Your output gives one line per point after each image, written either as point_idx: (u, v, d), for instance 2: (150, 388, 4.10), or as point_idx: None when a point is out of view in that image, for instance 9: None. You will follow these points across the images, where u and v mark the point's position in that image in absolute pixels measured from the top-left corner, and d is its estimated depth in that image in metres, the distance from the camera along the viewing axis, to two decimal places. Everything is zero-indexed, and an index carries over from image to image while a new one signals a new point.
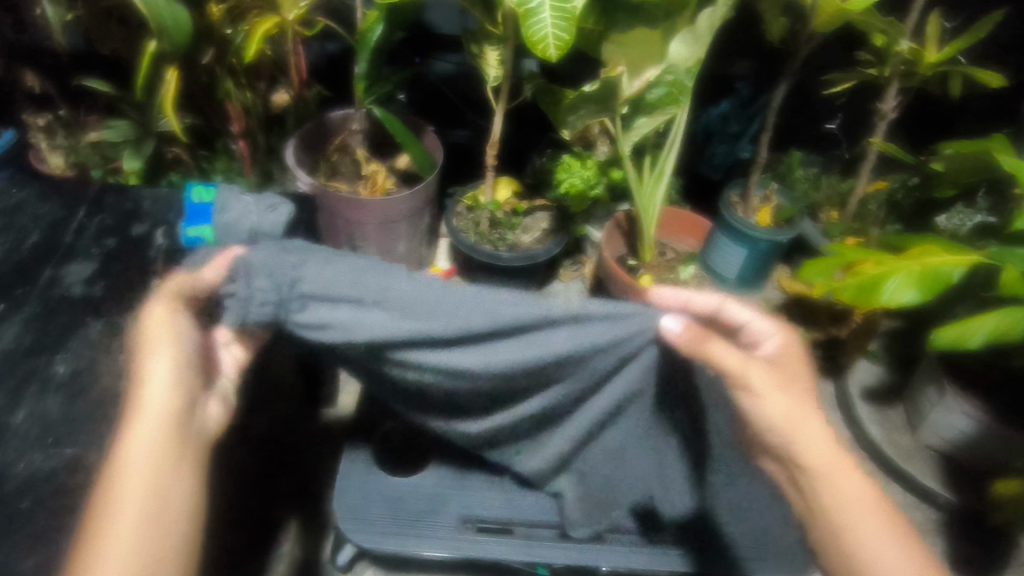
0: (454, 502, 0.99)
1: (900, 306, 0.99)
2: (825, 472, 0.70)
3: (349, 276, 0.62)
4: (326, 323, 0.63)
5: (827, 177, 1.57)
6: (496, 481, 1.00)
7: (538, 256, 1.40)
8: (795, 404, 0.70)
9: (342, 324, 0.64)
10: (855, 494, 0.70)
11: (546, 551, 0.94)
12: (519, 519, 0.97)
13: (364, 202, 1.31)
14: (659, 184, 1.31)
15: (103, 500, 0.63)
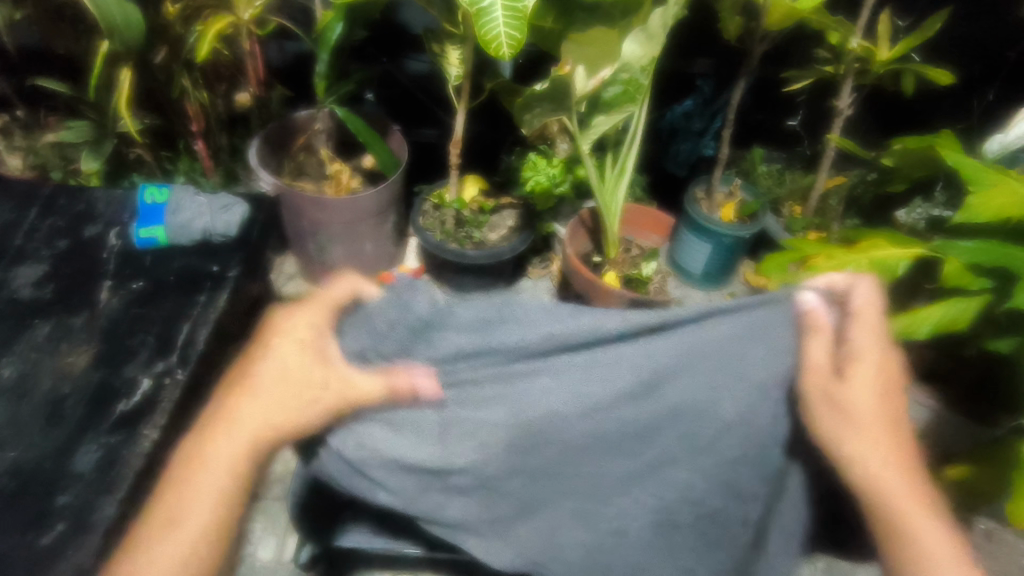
0: None
1: (850, 299, 1.01)
2: (911, 508, 0.64)
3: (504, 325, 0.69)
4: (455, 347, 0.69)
5: (790, 172, 1.60)
6: None
7: (503, 253, 1.41)
8: (859, 424, 0.64)
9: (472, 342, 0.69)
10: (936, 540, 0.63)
11: None
12: None
13: (327, 201, 1.31)
14: (621, 181, 1.33)
15: (175, 494, 0.62)
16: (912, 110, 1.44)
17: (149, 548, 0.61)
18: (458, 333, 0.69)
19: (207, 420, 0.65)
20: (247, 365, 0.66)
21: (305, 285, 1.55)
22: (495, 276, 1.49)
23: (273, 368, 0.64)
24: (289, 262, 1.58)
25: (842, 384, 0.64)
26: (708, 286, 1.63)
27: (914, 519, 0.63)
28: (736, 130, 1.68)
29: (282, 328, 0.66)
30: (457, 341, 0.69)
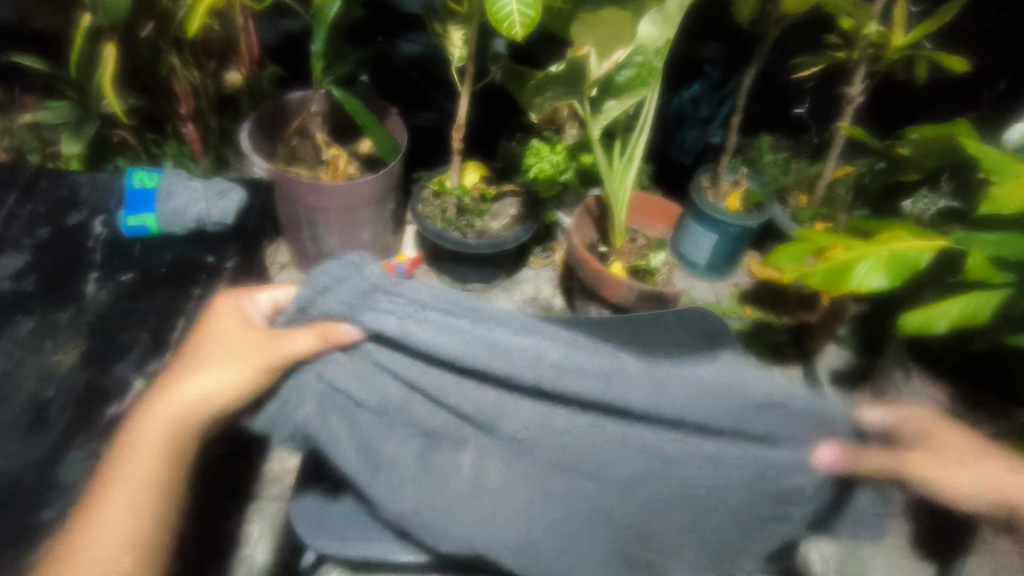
0: None
1: (869, 291, 0.99)
2: (944, 472, 0.62)
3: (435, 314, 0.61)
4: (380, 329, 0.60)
5: (796, 161, 1.57)
6: None
7: (506, 243, 1.36)
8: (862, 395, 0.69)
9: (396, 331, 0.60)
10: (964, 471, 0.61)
11: None
12: None
13: (324, 187, 1.25)
14: (629, 169, 1.29)
15: (104, 487, 0.61)
16: (926, 100, 1.42)
17: (83, 529, 0.59)
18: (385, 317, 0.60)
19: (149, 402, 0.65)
20: (194, 347, 0.68)
21: (300, 275, 1.49)
22: (497, 265, 1.44)
23: (218, 347, 0.66)
24: (282, 251, 1.53)
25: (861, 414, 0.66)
26: (714, 276, 1.62)
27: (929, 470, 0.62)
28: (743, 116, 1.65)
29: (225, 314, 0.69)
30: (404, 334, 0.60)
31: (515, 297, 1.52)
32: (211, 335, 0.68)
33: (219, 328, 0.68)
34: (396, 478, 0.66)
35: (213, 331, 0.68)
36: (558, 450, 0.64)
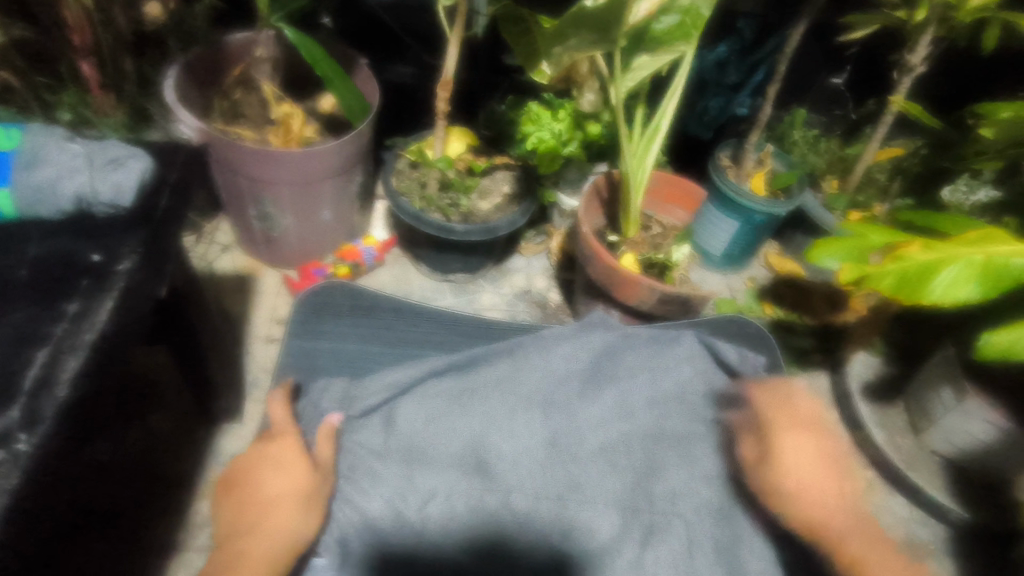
0: None
1: (956, 303, 0.81)
2: (809, 476, 0.70)
3: (370, 320, 0.88)
4: (325, 337, 0.86)
5: (826, 140, 1.38)
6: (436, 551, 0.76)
7: (498, 229, 1.13)
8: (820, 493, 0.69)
9: (338, 345, 0.85)
10: (853, 524, 0.67)
11: None
12: None
13: (272, 154, 0.99)
14: (652, 143, 1.06)
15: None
16: (991, 72, 1.22)
17: None
18: (343, 327, 0.87)
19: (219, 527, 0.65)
20: (243, 492, 0.66)
21: (244, 259, 1.23)
22: (485, 254, 1.21)
23: (273, 484, 0.67)
24: (224, 229, 1.25)
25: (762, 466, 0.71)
26: (729, 268, 1.42)
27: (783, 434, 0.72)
28: (780, 87, 1.44)
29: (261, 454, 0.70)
30: (384, 379, 0.78)
31: (504, 291, 1.29)
32: (258, 469, 0.68)
33: (266, 475, 0.67)
34: (428, 511, 0.68)
35: (262, 475, 0.67)
36: (560, 457, 0.72)
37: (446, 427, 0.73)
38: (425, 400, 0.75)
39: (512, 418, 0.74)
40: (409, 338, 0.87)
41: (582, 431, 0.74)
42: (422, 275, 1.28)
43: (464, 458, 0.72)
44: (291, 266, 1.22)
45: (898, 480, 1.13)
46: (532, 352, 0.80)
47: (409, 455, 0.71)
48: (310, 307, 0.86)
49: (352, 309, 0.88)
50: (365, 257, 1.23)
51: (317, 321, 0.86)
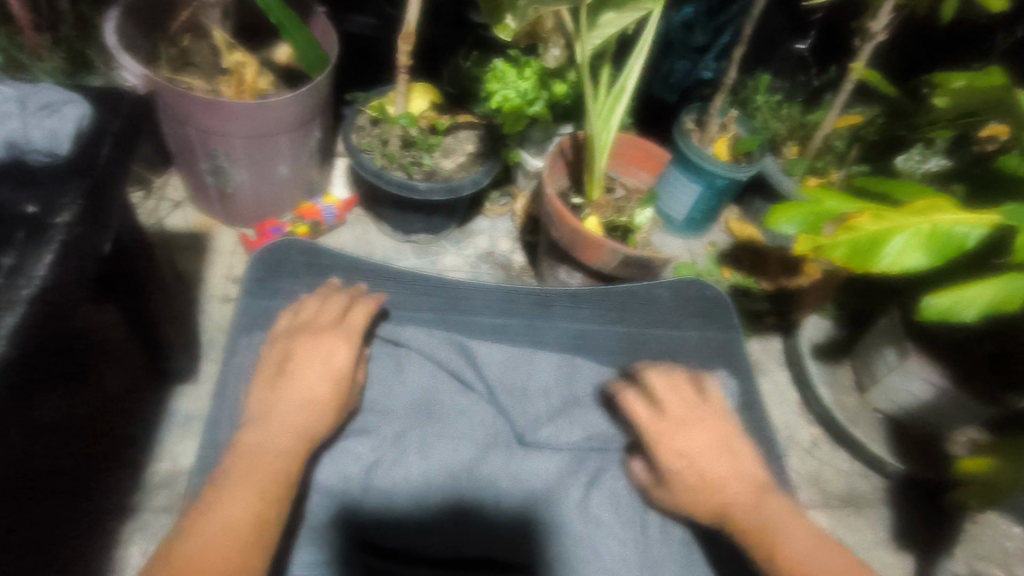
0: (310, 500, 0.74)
1: (903, 271, 0.84)
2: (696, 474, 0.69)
3: (325, 278, 0.86)
4: (279, 290, 0.85)
5: (788, 106, 1.39)
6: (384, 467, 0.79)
7: (462, 188, 1.11)
8: (729, 486, 0.67)
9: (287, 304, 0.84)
10: (777, 507, 0.65)
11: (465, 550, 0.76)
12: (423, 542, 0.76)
13: (224, 105, 0.94)
14: (618, 105, 1.06)
15: (226, 479, 0.58)
16: (950, 41, 1.25)
17: (212, 500, 0.56)
18: (296, 281, 0.85)
19: (255, 405, 0.66)
20: (280, 384, 0.68)
21: (198, 216, 1.18)
22: (449, 214, 1.20)
23: (317, 385, 0.68)
24: (174, 184, 1.20)
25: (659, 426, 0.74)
26: (690, 233, 1.45)
27: (659, 427, 0.74)
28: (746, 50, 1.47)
29: (311, 348, 0.71)
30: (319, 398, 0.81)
31: (467, 252, 1.28)
32: (294, 368, 0.69)
33: (305, 370, 0.69)
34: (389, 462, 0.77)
35: (298, 372, 0.68)
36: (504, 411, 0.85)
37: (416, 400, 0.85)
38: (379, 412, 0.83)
39: (455, 425, 0.83)
40: (367, 299, 0.87)
41: (520, 389, 0.87)
42: (384, 235, 1.26)
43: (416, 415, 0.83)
44: (247, 225, 1.18)
45: (841, 435, 1.19)
46: (480, 317, 0.91)
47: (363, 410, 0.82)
48: (261, 262, 0.82)
49: (303, 267, 0.85)
50: (325, 216, 1.20)
51: (268, 283, 0.84)
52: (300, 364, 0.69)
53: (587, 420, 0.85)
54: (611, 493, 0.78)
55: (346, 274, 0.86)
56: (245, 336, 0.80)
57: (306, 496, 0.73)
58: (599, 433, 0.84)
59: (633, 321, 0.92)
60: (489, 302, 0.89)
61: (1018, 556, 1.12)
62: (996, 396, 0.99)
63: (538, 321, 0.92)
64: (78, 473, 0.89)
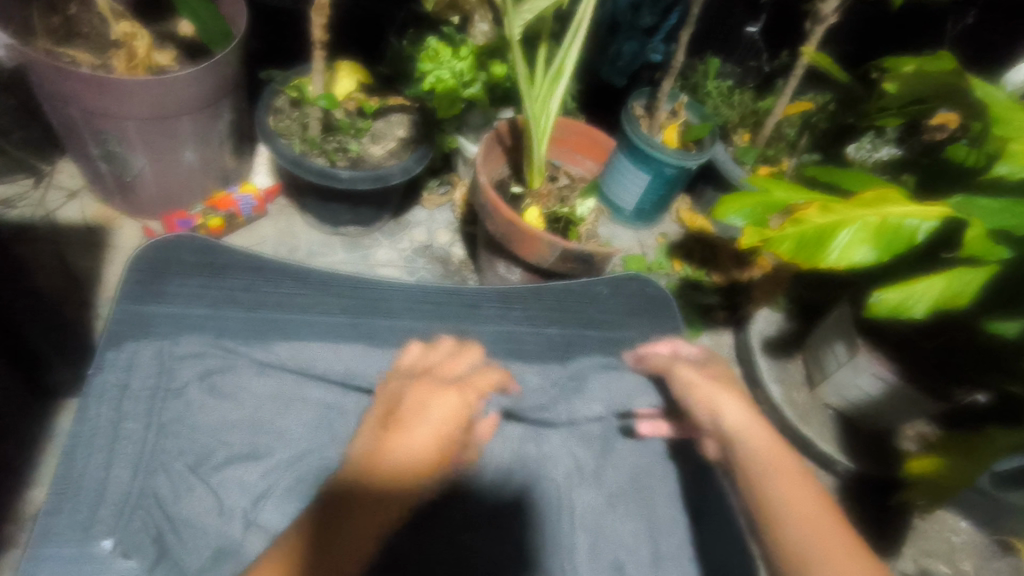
0: (180, 530, 0.67)
1: (851, 266, 0.80)
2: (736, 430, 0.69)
3: (217, 278, 0.77)
4: (163, 294, 0.76)
5: (740, 92, 1.35)
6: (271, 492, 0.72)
7: (391, 177, 1.02)
8: (756, 458, 0.65)
9: (172, 310, 0.76)
10: (799, 487, 0.61)
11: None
12: None
13: (108, 82, 0.83)
14: (557, 87, 0.98)
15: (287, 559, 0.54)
16: (901, 27, 1.22)
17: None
18: (185, 281, 0.77)
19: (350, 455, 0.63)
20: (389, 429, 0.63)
21: (95, 208, 1.06)
22: (380, 204, 1.11)
23: (427, 430, 0.62)
24: (68, 172, 1.07)
25: (703, 392, 0.74)
26: (640, 224, 1.39)
27: (703, 388, 0.74)
28: (696, 33, 1.41)
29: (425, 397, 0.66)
30: (198, 418, 0.74)
31: (402, 246, 1.19)
32: (402, 415, 0.64)
33: (422, 412, 0.63)
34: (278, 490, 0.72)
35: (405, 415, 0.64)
36: None
37: (314, 414, 0.78)
38: (268, 435, 0.75)
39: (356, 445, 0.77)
40: (268, 301, 0.79)
41: None
42: (310, 227, 1.16)
43: (314, 433, 0.77)
44: (152, 216, 1.07)
45: (792, 432, 1.15)
46: (390, 319, 0.83)
47: (251, 427, 0.75)
48: (150, 263, 0.75)
49: (193, 270, 0.76)
50: (242, 207, 1.09)
51: (150, 285, 0.75)
52: (418, 400, 0.65)
53: (503, 431, 0.81)
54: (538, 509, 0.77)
55: (246, 276, 0.78)
56: (114, 349, 0.71)
57: (181, 530, 0.67)
58: (523, 448, 0.81)
59: (567, 322, 0.87)
60: (408, 303, 0.84)
61: (964, 550, 1.09)
62: (946, 393, 0.97)
63: (457, 319, 0.85)
64: None
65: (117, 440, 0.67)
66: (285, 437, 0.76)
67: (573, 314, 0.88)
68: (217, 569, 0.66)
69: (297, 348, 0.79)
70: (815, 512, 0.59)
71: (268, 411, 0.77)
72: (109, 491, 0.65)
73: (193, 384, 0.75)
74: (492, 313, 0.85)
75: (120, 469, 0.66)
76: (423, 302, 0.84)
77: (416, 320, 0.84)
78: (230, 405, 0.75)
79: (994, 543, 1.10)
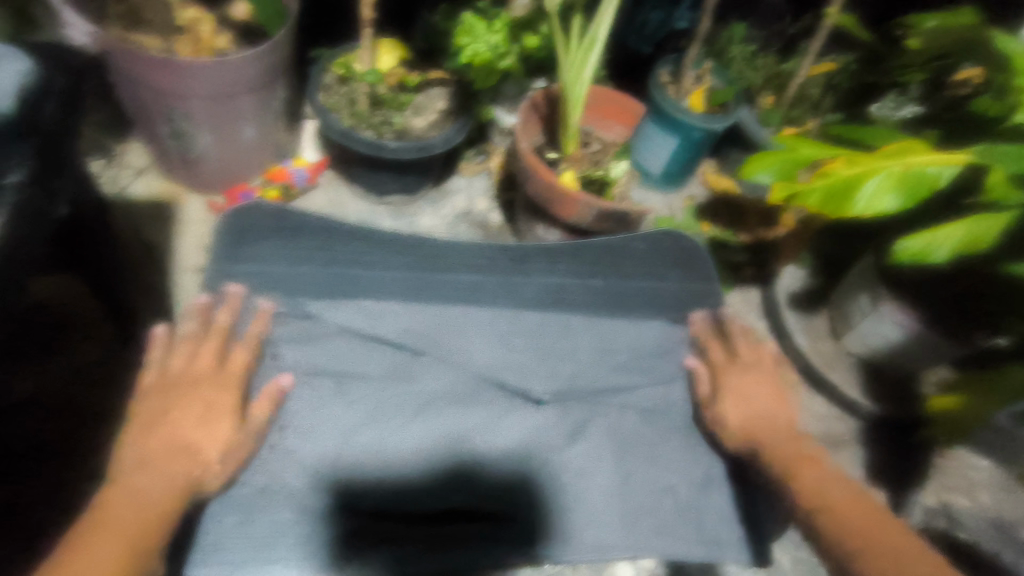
0: (283, 462, 0.75)
1: (876, 215, 0.84)
2: (752, 423, 0.79)
3: (292, 240, 0.87)
4: (244, 256, 0.85)
5: (764, 55, 1.38)
6: (356, 427, 0.79)
7: (435, 146, 1.09)
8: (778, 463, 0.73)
9: (254, 270, 0.84)
10: (821, 471, 0.70)
11: (456, 501, 0.77)
12: (407, 497, 0.76)
13: (179, 64, 0.90)
14: (590, 56, 1.02)
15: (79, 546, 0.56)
16: None
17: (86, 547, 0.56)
18: (264, 244, 0.86)
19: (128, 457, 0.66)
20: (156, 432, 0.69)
21: (162, 184, 1.14)
22: (424, 173, 1.17)
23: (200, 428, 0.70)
24: (134, 151, 1.16)
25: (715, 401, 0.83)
26: (668, 187, 1.44)
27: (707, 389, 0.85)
28: None
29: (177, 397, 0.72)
30: (290, 362, 0.82)
31: (444, 213, 1.26)
32: (171, 414, 0.70)
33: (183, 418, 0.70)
34: (364, 427, 0.79)
35: (169, 421, 0.70)
36: (497, 362, 0.86)
37: (391, 359, 0.84)
38: (354, 379, 0.82)
39: (428, 385, 0.83)
40: (340, 258, 0.87)
41: (502, 347, 0.87)
42: (357, 198, 1.23)
43: (391, 376, 0.83)
44: (215, 191, 1.15)
45: (817, 379, 1.21)
46: (447, 272, 0.90)
47: (336, 373, 0.83)
48: (231, 232, 0.84)
49: (268, 235, 0.86)
50: (295, 178, 1.17)
51: (234, 249, 0.85)
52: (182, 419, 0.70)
53: (558, 368, 0.87)
54: (600, 439, 0.82)
55: (317, 238, 0.87)
56: (219, 302, 0.81)
57: (283, 460, 0.75)
58: (580, 385, 0.87)
59: (612, 276, 0.94)
60: (462, 259, 0.91)
61: (982, 484, 1.15)
62: (968, 337, 1.02)
63: (510, 277, 0.92)
64: (53, 446, 0.88)
65: None
66: (366, 378, 0.83)
67: (616, 267, 0.94)
68: (314, 493, 0.74)
69: (368, 308, 0.86)
70: (857, 504, 0.65)
71: (350, 358, 0.84)
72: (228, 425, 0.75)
73: (285, 340, 0.83)
74: (542, 271, 0.93)
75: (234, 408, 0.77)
76: (478, 258, 0.92)
77: (474, 275, 0.91)
78: (321, 351, 0.83)
79: (1007, 477, 1.15)
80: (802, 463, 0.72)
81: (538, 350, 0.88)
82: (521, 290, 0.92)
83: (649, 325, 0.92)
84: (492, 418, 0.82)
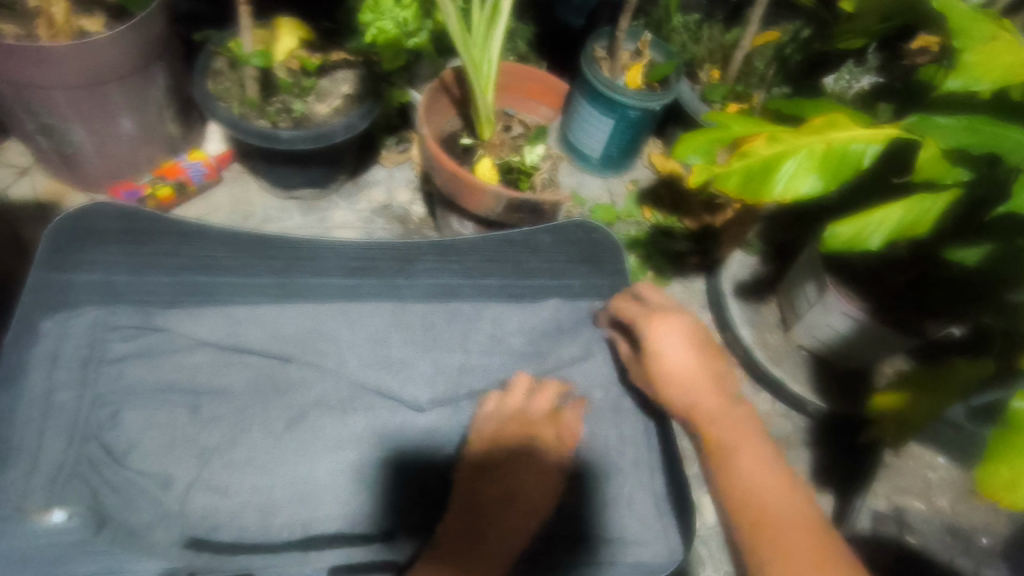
0: (124, 489, 0.72)
1: (797, 198, 0.76)
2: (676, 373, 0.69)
3: (141, 247, 0.78)
4: (84, 264, 0.77)
5: (708, 25, 1.28)
6: (211, 446, 0.76)
7: (333, 135, 0.99)
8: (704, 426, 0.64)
9: (95, 283, 0.78)
10: (741, 436, 0.62)
11: (325, 519, 0.74)
12: (276, 516, 0.74)
13: (22, 53, 0.81)
14: (494, 29, 0.94)
15: None
16: None
17: None
18: (107, 251, 0.77)
19: None
20: None
21: (46, 183, 1.06)
22: (331, 164, 1.08)
23: None
24: (17, 150, 1.08)
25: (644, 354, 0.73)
26: (609, 171, 1.35)
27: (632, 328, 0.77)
28: None
29: None
30: (134, 381, 0.78)
31: (360, 207, 1.17)
32: None
33: None
34: (226, 447, 0.76)
35: None
36: (375, 363, 0.83)
37: (255, 369, 0.81)
38: (214, 392, 0.79)
39: (298, 396, 0.80)
40: (194, 265, 0.80)
41: (381, 347, 0.83)
42: (265, 193, 1.15)
43: (255, 387, 0.80)
44: (102, 189, 1.06)
45: (762, 375, 1.13)
46: (314, 275, 0.84)
47: (192, 385, 0.79)
48: (56, 247, 0.74)
49: (108, 243, 0.77)
50: (191, 174, 1.08)
51: (68, 262, 0.76)
52: None
53: (443, 365, 0.84)
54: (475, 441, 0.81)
55: (169, 244, 0.79)
56: (50, 318, 0.75)
57: (123, 489, 0.72)
58: (462, 383, 0.84)
59: (505, 275, 0.88)
60: (338, 260, 0.84)
61: (940, 486, 1.07)
62: (918, 328, 0.93)
63: (392, 278, 0.86)
64: None
65: (48, 411, 0.72)
66: (227, 392, 0.79)
67: (516, 261, 0.87)
68: (164, 528, 0.70)
69: (229, 316, 0.81)
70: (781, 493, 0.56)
71: (203, 373, 0.80)
72: (46, 457, 0.70)
73: (128, 358, 0.78)
74: (428, 272, 0.86)
75: (54, 438, 0.71)
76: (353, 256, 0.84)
77: (352, 275, 0.85)
78: (167, 366, 0.79)
79: (972, 481, 1.07)
80: (735, 437, 0.62)
81: (421, 348, 0.84)
82: (400, 289, 0.86)
83: (546, 305, 0.87)
84: (365, 427, 0.79)
